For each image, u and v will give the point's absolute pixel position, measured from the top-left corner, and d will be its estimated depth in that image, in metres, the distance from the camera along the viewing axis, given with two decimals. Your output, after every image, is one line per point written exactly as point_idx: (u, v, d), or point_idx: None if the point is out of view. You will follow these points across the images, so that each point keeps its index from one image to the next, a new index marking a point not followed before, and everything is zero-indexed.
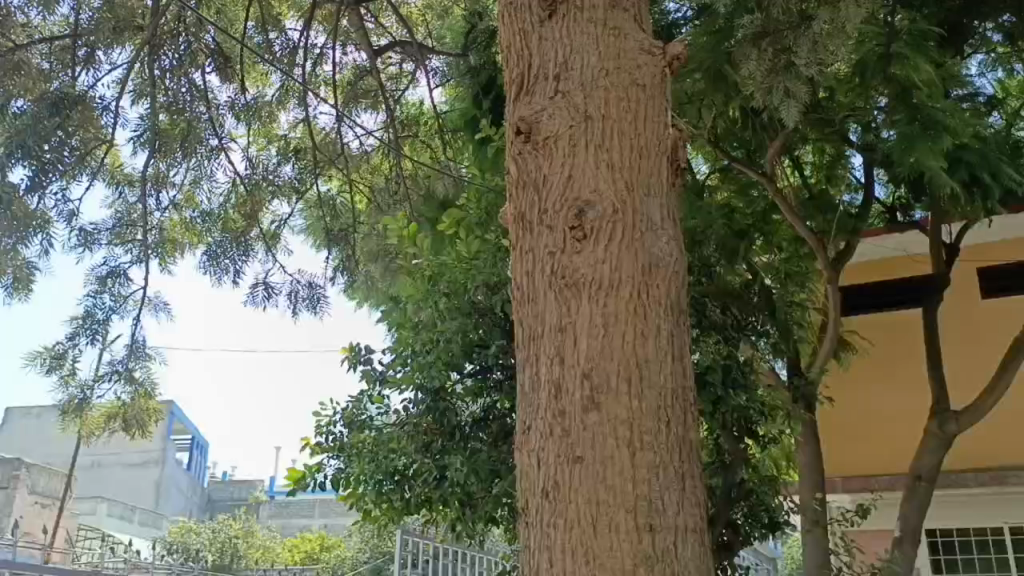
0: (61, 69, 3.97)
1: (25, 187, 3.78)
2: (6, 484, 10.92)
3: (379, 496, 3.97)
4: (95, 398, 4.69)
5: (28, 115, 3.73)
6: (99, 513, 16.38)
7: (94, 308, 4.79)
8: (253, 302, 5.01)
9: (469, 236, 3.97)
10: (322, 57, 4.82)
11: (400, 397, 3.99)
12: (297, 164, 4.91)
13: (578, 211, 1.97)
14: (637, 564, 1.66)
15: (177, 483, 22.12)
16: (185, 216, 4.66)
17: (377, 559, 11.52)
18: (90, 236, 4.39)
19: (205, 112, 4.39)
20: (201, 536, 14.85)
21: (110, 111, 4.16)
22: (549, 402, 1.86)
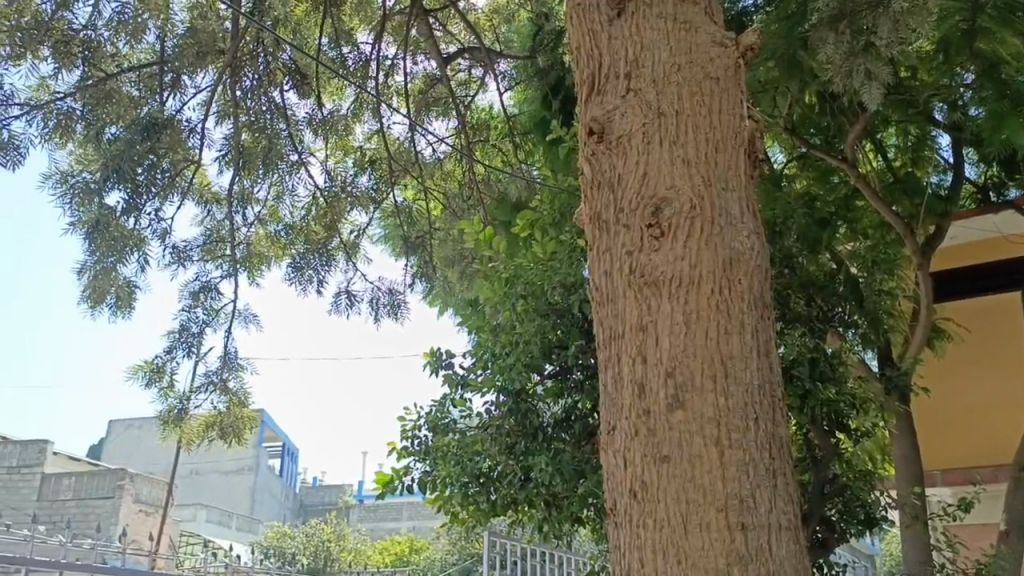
0: (149, 95, 4.13)
1: (121, 208, 3.98)
2: (112, 493, 11.52)
3: (465, 499, 4.01)
4: (191, 408, 4.90)
5: (121, 140, 3.84)
6: (199, 519, 17.05)
7: (188, 322, 5.00)
8: (337, 310, 5.14)
9: (545, 237, 3.99)
10: (393, 69, 4.90)
11: (482, 400, 4.03)
12: (374, 175, 5.03)
13: (655, 209, 1.96)
14: (731, 563, 1.64)
15: (270, 489, 22.85)
16: (270, 231, 4.82)
17: (466, 560, 11.65)
18: (183, 253, 4.59)
19: (286, 128, 4.52)
20: (296, 539, 15.30)
21: (196, 132, 4.38)
22: (633, 402, 1.86)
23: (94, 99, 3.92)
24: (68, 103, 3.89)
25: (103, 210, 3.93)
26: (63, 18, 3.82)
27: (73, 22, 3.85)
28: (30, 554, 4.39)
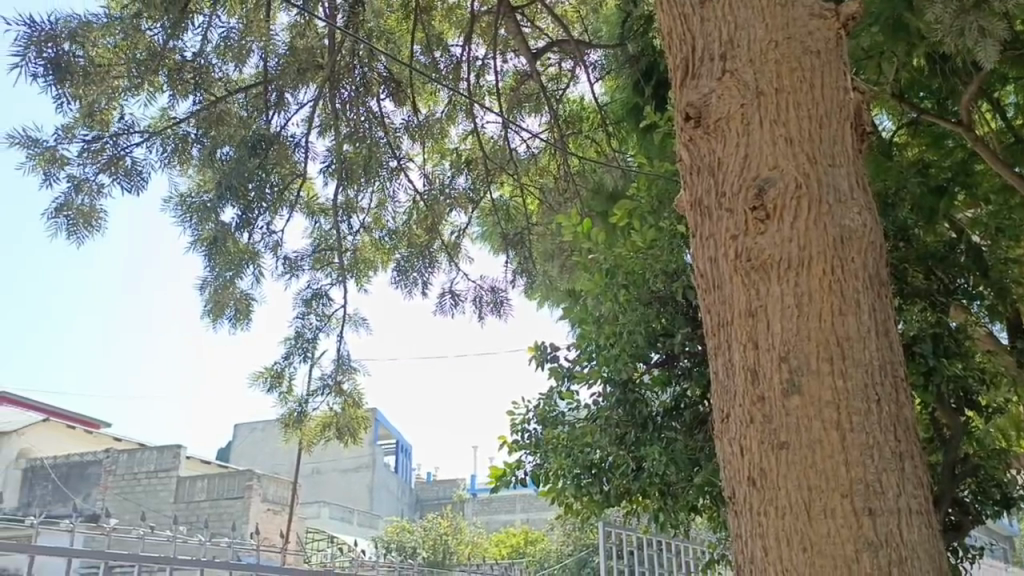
0: (257, 113, 4.28)
1: (236, 223, 4.21)
2: (242, 493, 12.13)
3: (578, 490, 4.04)
4: (311, 409, 5.13)
5: (233, 159, 4.07)
6: (323, 516, 17.75)
7: (303, 328, 5.21)
8: (443, 310, 5.25)
9: (643, 225, 3.91)
10: (484, 68, 4.94)
11: (590, 391, 4.05)
12: (470, 175, 5.04)
13: (758, 191, 1.92)
14: (860, 549, 1.59)
15: (388, 485, 23.55)
16: (374, 238, 5.05)
17: (582, 550, 11.70)
18: (295, 263, 4.88)
19: (384, 137, 4.66)
20: (415, 533, 15.71)
21: (301, 146, 4.55)
22: (747, 388, 1.83)
23: (207, 122, 4.10)
24: (184, 128, 4.12)
25: (220, 226, 4.20)
26: (173, 48, 3.93)
27: (184, 50, 3.98)
28: (172, 553, 4.67)
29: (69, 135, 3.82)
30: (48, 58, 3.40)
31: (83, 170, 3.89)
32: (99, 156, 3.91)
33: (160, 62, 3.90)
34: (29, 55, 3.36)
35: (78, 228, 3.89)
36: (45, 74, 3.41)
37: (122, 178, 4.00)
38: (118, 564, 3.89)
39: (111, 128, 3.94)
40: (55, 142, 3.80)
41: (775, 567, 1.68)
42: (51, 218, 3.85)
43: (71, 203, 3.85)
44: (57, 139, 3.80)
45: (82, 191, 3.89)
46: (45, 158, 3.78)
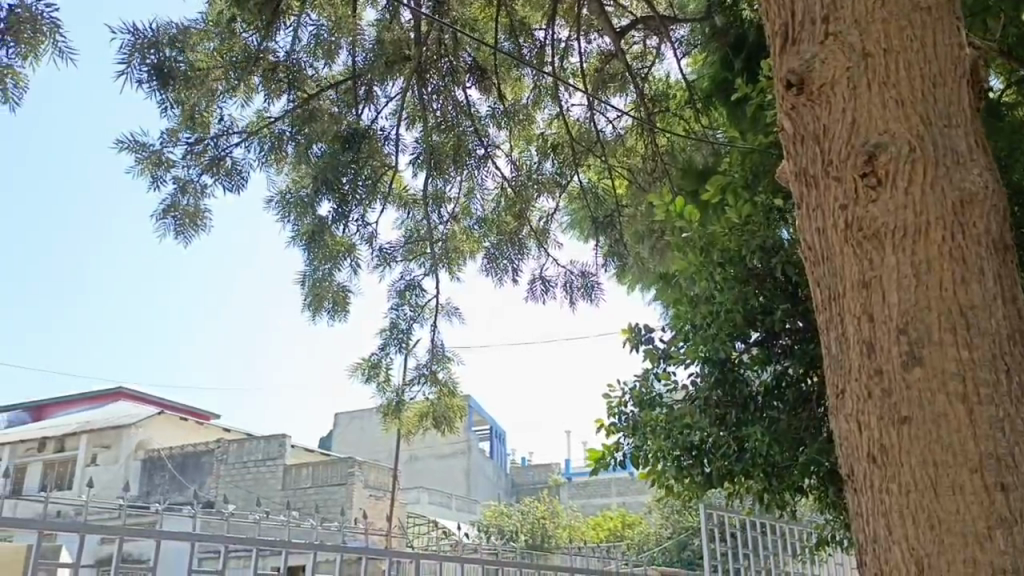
0: (349, 110, 4.42)
1: (332, 218, 4.38)
2: (345, 480, 12.52)
3: (680, 473, 4.01)
4: (408, 398, 5.22)
5: (328, 156, 4.20)
6: (422, 501, 18.17)
7: (397, 319, 5.30)
8: (533, 297, 5.28)
9: (738, 200, 3.80)
10: (566, 50, 4.92)
11: (687, 371, 3.97)
12: (556, 160, 5.09)
13: (868, 156, 1.84)
14: (992, 526, 1.52)
15: (484, 471, 23.87)
16: (464, 227, 5.07)
17: (683, 534, 11.60)
18: (388, 255, 4.96)
19: (472, 127, 4.74)
20: (513, 518, 15.89)
21: (391, 139, 4.61)
22: (863, 362, 1.77)
23: (302, 121, 4.25)
24: (281, 126, 4.24)
25: (318, 220, 4.35)
26: (267, 49, 4.08)
27: (277, 51, 4.13)
28: (286, 536, 4.90)
29: (174, 138, 3.95)
30: (151, 64, 3.56)
31: (188, 172, 4.05)
32: (202, 157, 4.06)
33: (256, 63, 4.04)
34: (134, 62, 3.53)
35: (185, 228, 4.07)
36: (150, 80, 3.59)
37: (223, 178, 4.17)
38: (237, 548, 4.10)
39: (211, 131, 4.06)
40: (160, 146, 3.92)
41: (899, 545, 1.62)
42: (160, 218, 4.01)
43: (177, 204, 4.02)
44: (163, 142, 3.93)
45: (188, 192, 4.05)
46: (152, 161, 3.91)
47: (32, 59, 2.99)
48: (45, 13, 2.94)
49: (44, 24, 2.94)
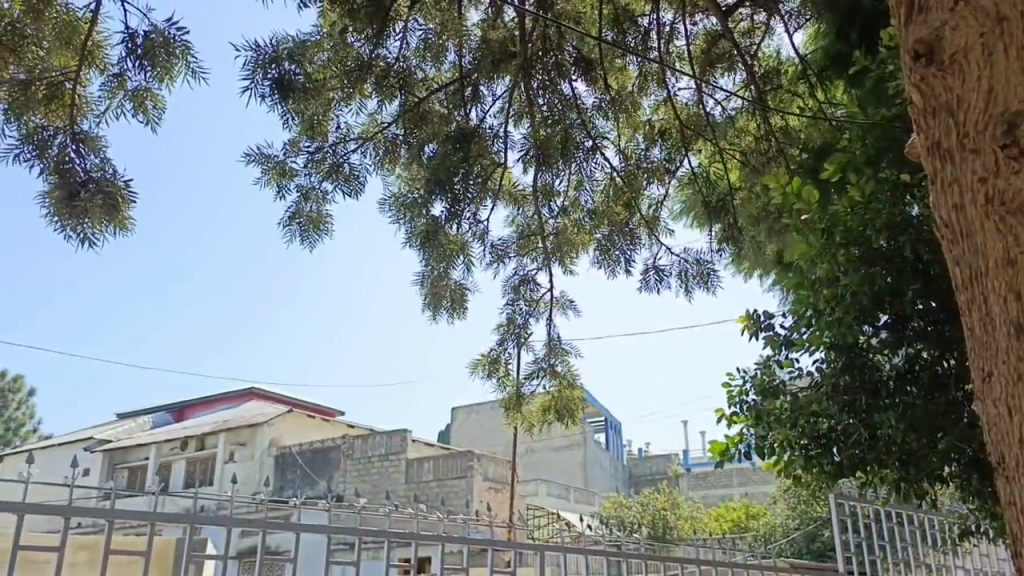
0: (456, 109, 4.50)
1: (444, 218, 4.62)
2: (465, 472, 12.78)
3: (808, 462, 3.93)
4: (528, 392, 5.30)
5: (440, 157, 4.38)
6: (542, 494, 18.34)
7: (514, 314, 5.40)
8: (648, 286, 5.23)
9: (861, 178, 3.61)
10: (672, 34, 4.83)
11: (811, 358, 3.82)
12: (665, 147, 5.02)
13: (1008, 126, 1.71)
14: None
15: (601, 462, 23.88)
16: (575, 220, 5.13)
17: (812, 524, 11.25)
18: (501, 252, 5.20)
19: (579, 120, 4.71)
20: (634, 509, 15.80)
21: (500, 137, 4.69)
22: (1009, 344, 1.67)
23: (408, 118, 4.36)
24: (394, 132, 4.40)
25: (431, 221, 4.61)
26: (380, 56, 4.21)
27: (388, 58, 4.24)
28: (415, 529, 5.08)
29: (295, 148, 4.18)
30: (273, 79, 3.75)
31: (310, 179, 4.29)
32: (322, 164, 4.28)
33: (369, 71, 4.17)
34: (257, 78, 3.72)
35: (309, 232, 4.39)
36: (272, 94, 3.78)
37: (342, 183, 4.38)
38: (370, 540, 4.29)
39: (329, 139, 4.24)
40: (283, 156, 4.19)
41: None
42: (287, 225, 4.34)
43: (301, 211, 4.31)
44: (285, 153, 4.18)
45: (311, 198, 4.32)
46: (277, 171, 4.20)
47: (168, 79, 3.33)
48: (176, 37, 3.22)
49: (176, 47, 3.23)
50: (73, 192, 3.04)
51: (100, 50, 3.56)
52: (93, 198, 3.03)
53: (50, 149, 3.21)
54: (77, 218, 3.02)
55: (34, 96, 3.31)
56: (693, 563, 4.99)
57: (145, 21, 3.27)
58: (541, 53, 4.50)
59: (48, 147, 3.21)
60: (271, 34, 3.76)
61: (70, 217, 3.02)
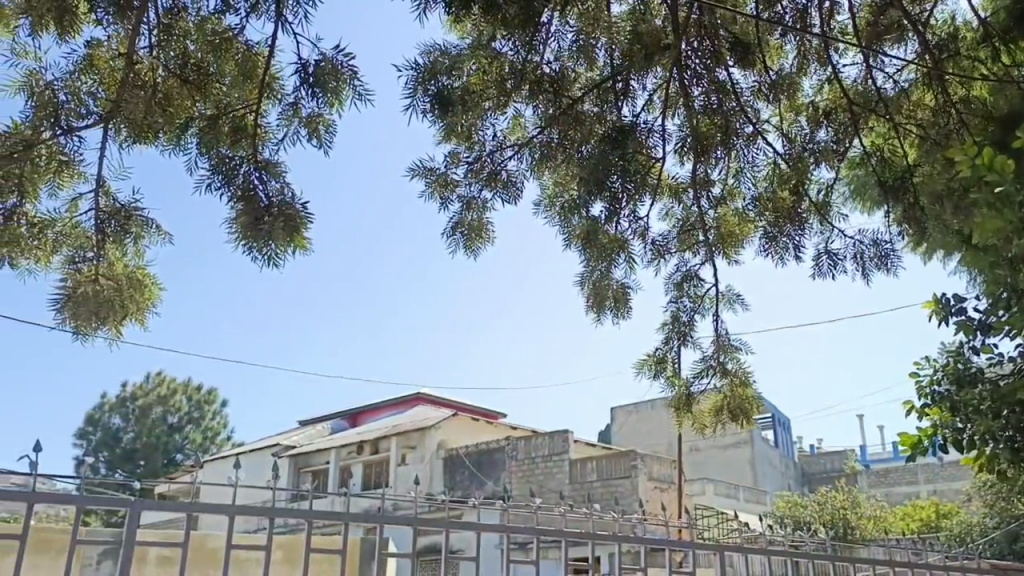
0: (607, 107, 4.44)
1: (604, 217, 4.55)
2: (628, 473, 12.71)
3: (1016, 456, 3.62)
4: (697, 391, 5.21)
5: (595, 156, 4.25)
6: (709, 494, 17.92)
7: (679, 311, 5.31)
8: (821, 273, 4.99)
9: None
10: (836, 8, 4.61)
11: (1012, 342, 3.54)
12: (831, 128, 4.82)
13: None
14: None
15: (769, 460, 23.05)
16: (735, 209, 5.08)
17: (1017, 523, 10.35)
18: (662, 248, 5.18)
19: (737, 106, 4.58)
20: (809, 509, 15.15)
21: (657, 133, 4.62)
22: None
23: (550, 121, 4.39)
24: (545, 135, 4.42)
25: (591, 220, 4.58)
26: (532, 61, 4.25)
27: (541, 62, 4.27)
28: (590, 529, 5.09)
29: (456, 160, 4.41)
30: (433, 94, 3.91)
31: (470, 189, 4.51)
32: (480, 174, 4.49)
33: (522, 77, 4.26)
34: (418, 94, 3.89)
35: (472, 242, 4.57)
36: (432, 109, 3.93)
37: (501, 190, 4.58)
38: (547, 540, 4.34)
39: (487, 148, 4.44)
40: (446, 168, 4.40)
41: None
42: (451, 234, 4.53)
43: (463, 220, 4.51)
44: (447, 165, 4.40)
45: (472, 207, 4.52)
46: (440, 183, 4.42)
47: (337, 105, 3.54)
48: (343, 63, 3.47)
49: (344, 73, 3.47)
50: (258, 216, 3.29)
51: (275, 81, 3.74)
52: (275, 221, 3.27)
53: (236, 177, 3.48)
54: (263, 240, 3.26)
55: (221, 131, 3.62)
56: (887, 564, 4.68)
57: (315, 51, 3.50)
58: (696, 41, 4.36)
59: (236, 175, 3.48)
60: (419, 54, 3.88)
61: (256, 239, 3.25)
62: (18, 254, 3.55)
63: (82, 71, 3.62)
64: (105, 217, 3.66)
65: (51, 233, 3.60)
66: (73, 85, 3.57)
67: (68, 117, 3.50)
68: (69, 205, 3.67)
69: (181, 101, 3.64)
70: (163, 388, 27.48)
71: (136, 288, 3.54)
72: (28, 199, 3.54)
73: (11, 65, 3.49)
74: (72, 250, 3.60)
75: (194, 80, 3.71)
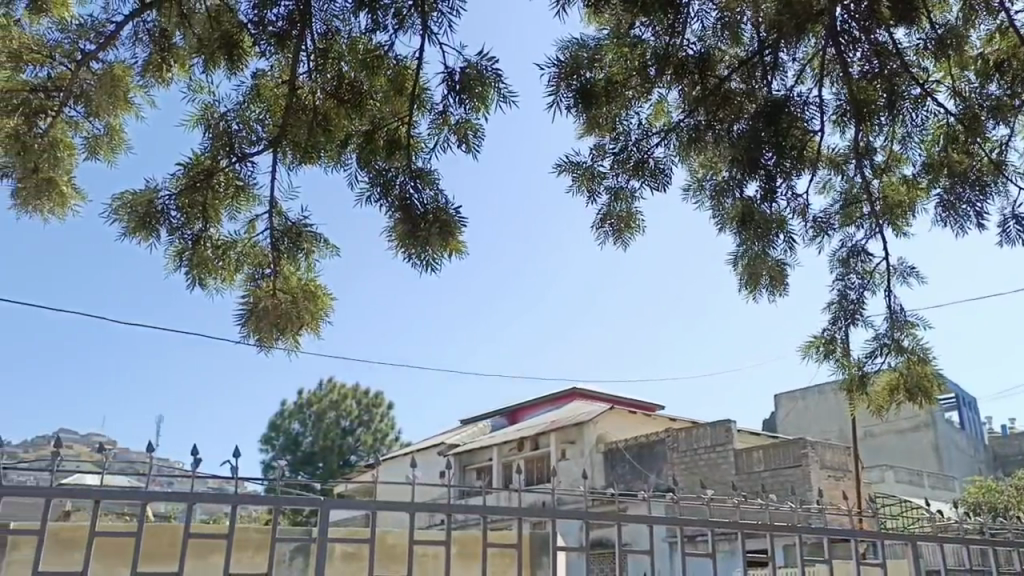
0: (757, 83, 4.21)
1: (758, 198, 4.33)
2: (799, 461, 12.25)
3: None
4: (870, 370, 4.97)
5: (748, 134, 4.01)
6: (889, 482, 16.95)
7: (846, 290, 5.04)
8: (1008, 239, 4.58)
9: None
10: None
11: None
12: (1004, 83, 4.37)
13: None
14: None
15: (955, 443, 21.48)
16: (902, 175, 4.85)
17: None
18: (823, 224, 4.95)
19: (901, 68, 4.25)
20: (1006, 494, 14.02)
21: (812, 104, 4.35)
22: None
23: (695, 104, 4.29)
24: (691, 119, 4.34)
25: (746, 201, 4.40)
26: (677, 47, 4.09)
27: (686, 47, 4.10)
28: (768, 520, 4.92)
29: (601, 152, 4.41)
30: (576, 89, 3.94)
31: (618, 180, 4.47)
32: (627, 164, 4.45)
33: (667, 62, 4.12)
34: (561, 90, 3.93)
35: (622, 232, 4.56)
36: (576, 103, 3.97)
37: (648, 178, 4.50)
38: (721, 531, 4.24)
39: (632, 137, 4.39)
40: (591, 161, 4.41)
41: None
42: (600, 225, 4.54)
43: (612, 211, 4.50)
44: (593, 158, 4.41)
45: (620, 198, 4.49)
46: (587, 177, 4.44)
47: (483, 109, 3.62)
48: (487, 68, 3.54)
49: (488, 77, 3.54)
50: (414, 225, 3.45)
51: (422, 91, 3.80)
52: (431, 229, 3.42)
53: (394, 188, 3.64)
54: (421, 246, 3.43)
55: (377, 145, 3.80)
56: None
57: (460, 58, 3.56)
58: (852, 5, 3.98)
59: (393, 187, 3.64)
60: (556, 50, 3.90)
61: (415, 247, 3.43)
62: (207, 274, 3.85)
63: (251, 102, 3.92)
64: (278, 234, 3.89)
65: (234, 254, 3.90)
66: (244, 114, 3.89)
67: (242, 144, 3.84)
68: (247, 226, 3.93)
69: (338, 122, 3.87)
70: (334, 394, 29.09)
71: (309, 296, 3.78)
72: (213, 224, 3.81)
73: (189, 101, 3.83)
74: (252, 268, 3.91)
75: (350, 99, 3.91)
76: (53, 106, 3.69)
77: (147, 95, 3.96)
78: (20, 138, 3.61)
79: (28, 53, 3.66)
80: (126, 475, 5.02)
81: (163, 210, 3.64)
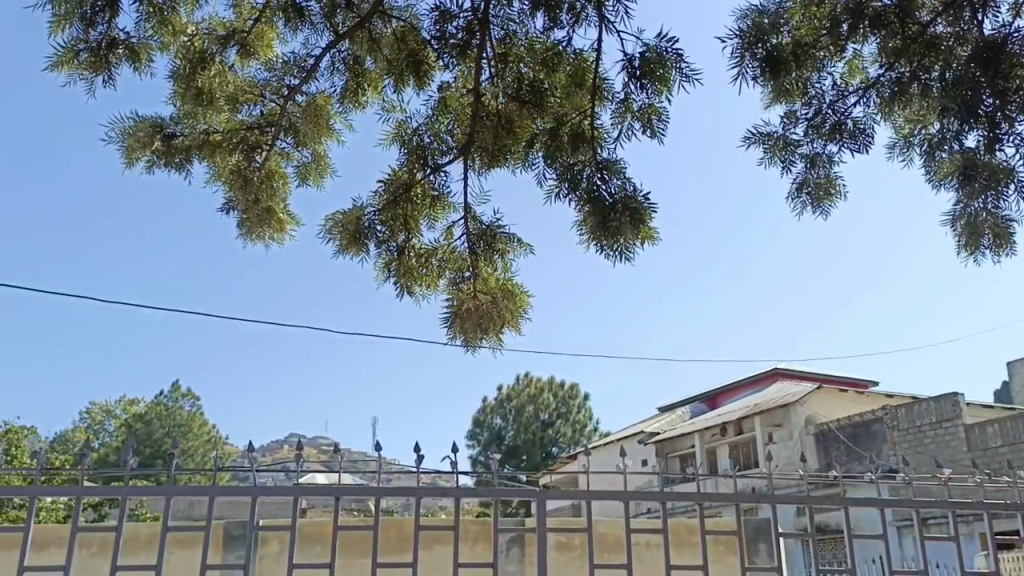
0: (965, 23, 3.83)
1: (981, 147, 3.91)
2: None
3: None
4: None
5: (961, 77, 3.65)
6: None
7: None
8: None
9: None
10: None
11: None
12: None
13: None
14: None
15: None
16: None
17: None
18: None
19: None
20: None
21: None
22: None
23: (895, 56, 3.99)
24: (893, 72, 4.06)
25: (965, 152, 4.00)
26: None
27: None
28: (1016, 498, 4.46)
29: (793, 118, 4.19)
30: (760, 58, 3.78)
31: (813, 147, 4.25)
32: (822, 128, 4.22)
33: (861, 16, 3.89)
34: (745, 60, 3.79)
35: (822, 200, 4.32)
36: (762, 72, 3.81)
37: (848, 141, 4.25)
38: (962, 510, 3.89)
39: (827, 99, 4.17)
40: (783, 130, 4.21)
41: None
42: (797, 196, 4.33)
43: (809, 179, 4.28)
44: (785, 126, 4.21)
45: (817, 165, 4.27)
46: (780, 147, 4.23)
47: (667, 90, 3.55)
48: (667, 49, 3.46)
49: (668, 58, 3.47)
50: (605, 219, 3.52)
51: (603, 84, 3.77)
52: (623, 219, 3.47)
53: (581, 182, 3.75)
54: (611, 238, 3.46)
55: (561, 142, 3.83)
56: None
57: (640, 44, 3.53)
58: None
59: (580, 181, 3.75)
60: (737, 21, 3.77)
61: (607, 238, 3.48)
62: (413, 282, 4.12)
63: (440, 113, 4.07)
64: (475, 238, 4.02)
65: (435, 260, 4.09)
66: (433, 126, 4.07)
67: (433, 155, 4.04)
68: (446, 233, 4.12)
69: (522, 121, 3.90)
70: (531, 388, 29.80)
71: (508, 295, 3.93)
72: (413, 234, 4.06)
73: (385, 120, 4.08)
74: (452, 273, 4.09)
75: (531, 99, 3.89)
76: (267, 140, 4.08)
77: (346, 120, 4.24)
78: (243, 173, 4.02)
79: (244, 95, 4.00)
80: (355, 472, 5.49)
81: (370, 226, 3.94)
